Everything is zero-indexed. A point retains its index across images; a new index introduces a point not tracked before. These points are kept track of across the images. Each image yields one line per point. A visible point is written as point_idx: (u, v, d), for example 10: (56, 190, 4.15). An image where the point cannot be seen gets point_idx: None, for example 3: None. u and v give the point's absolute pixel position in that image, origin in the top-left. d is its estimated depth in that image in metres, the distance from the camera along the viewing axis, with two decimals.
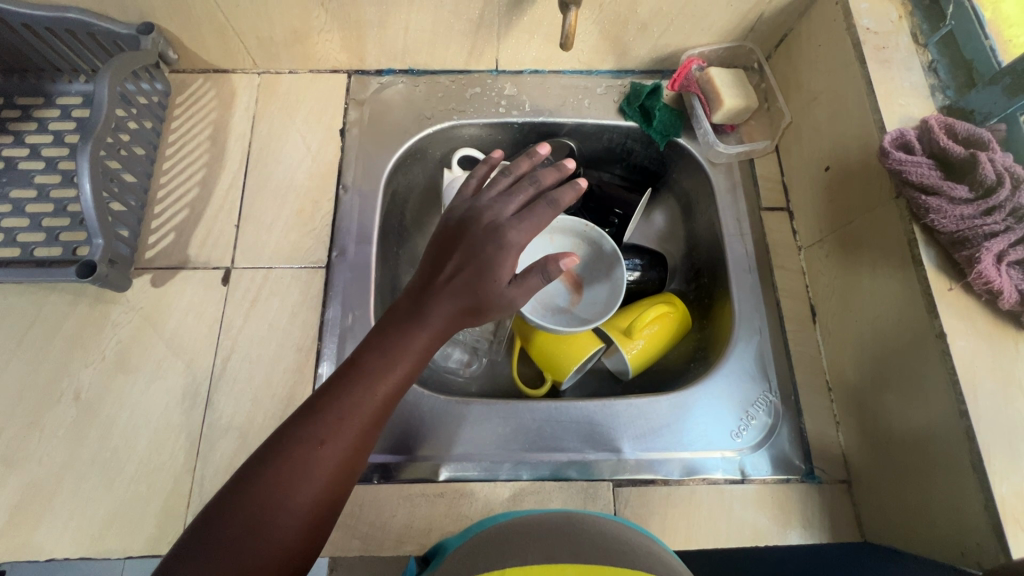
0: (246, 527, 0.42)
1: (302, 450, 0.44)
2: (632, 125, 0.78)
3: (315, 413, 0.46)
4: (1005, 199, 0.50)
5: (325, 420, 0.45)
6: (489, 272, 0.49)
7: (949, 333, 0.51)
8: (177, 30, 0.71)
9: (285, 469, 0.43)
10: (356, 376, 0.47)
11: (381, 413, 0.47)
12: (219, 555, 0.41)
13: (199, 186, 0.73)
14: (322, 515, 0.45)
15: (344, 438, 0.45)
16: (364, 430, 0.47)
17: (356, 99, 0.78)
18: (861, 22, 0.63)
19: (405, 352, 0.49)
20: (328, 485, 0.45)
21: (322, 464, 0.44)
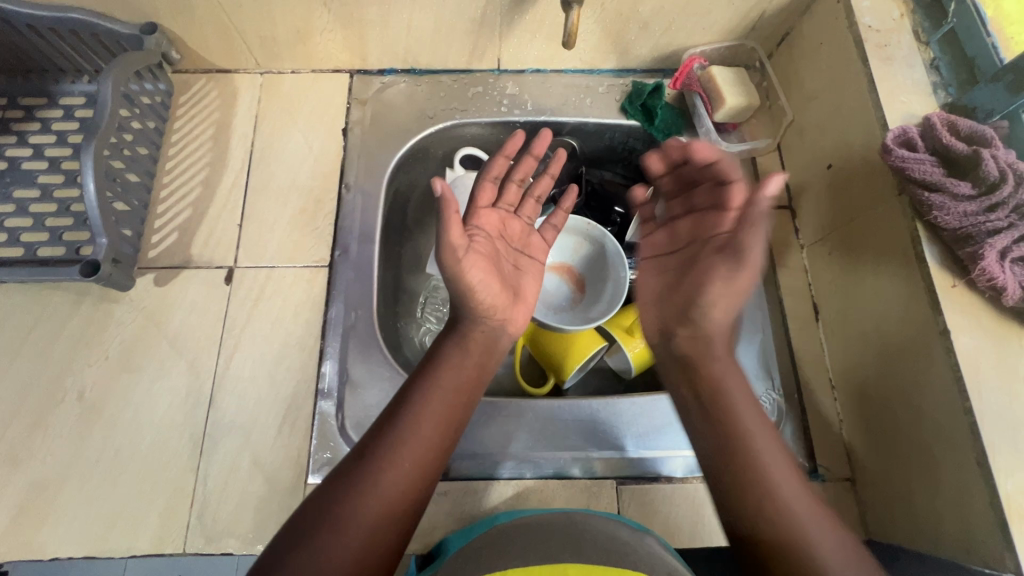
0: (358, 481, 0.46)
1: (360, 479, 0.46)
2: (634, 124, 0.78)
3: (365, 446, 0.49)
4: (1008, 195, 0.50)
5: (379, 449, 0.48)
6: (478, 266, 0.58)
7: (952, 329, 0.51)
8: (180, 31, 0.71)
9: (343, 499, 0.45)
10: (426, 378, 0.53)
11: (434, 442, 0.50)
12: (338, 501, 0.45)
13: (201, 186, 0.73)
14: (386, 547, 0.45)
15: (402, 464, 0.47)
16: (417, 457, 0.48)
17: (357, 99, 0.78)
18: (863, 20, 0.63)
19: (441, 380, 0.53)
20: (388, 512, 0.45)
21: (380, 490, 0.46)
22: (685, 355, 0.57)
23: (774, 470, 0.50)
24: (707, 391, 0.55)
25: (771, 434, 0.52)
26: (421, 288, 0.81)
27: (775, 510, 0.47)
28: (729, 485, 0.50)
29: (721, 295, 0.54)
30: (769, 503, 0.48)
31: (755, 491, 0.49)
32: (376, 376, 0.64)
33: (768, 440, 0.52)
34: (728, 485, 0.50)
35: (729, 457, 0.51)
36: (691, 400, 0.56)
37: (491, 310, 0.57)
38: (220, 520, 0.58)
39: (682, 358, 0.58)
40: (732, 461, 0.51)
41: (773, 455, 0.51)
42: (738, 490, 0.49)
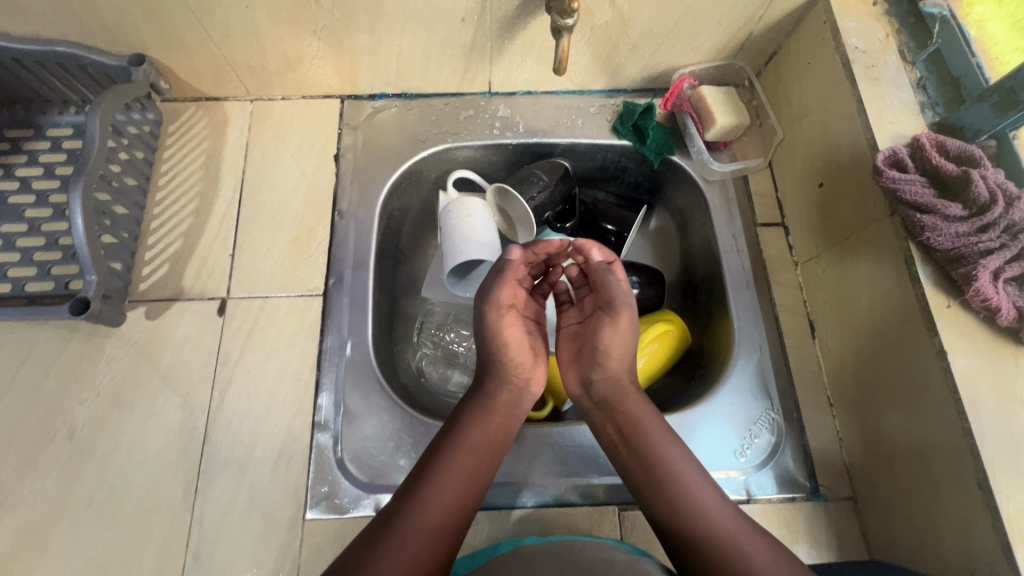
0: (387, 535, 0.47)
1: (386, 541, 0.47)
2: (625, 144, 0.78)
3: (386, 513, 0.49)
4: (999, 216, 0.50)
5: (401, 514, 0.48)
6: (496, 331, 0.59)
7: (949, 350, 0.51)
8: (169, 62, 0.71)
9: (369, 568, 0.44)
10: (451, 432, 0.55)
11: (456, 504, 0.50)
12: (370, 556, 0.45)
13: (193, 216, 0.72)
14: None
15: (425, 528, 0.48)
16: (440, 522, 0.49)
17: (349, 124, 0.78)
18: (849, 41, 0.63)
19: (464, 442, 0.54)
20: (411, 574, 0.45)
21: (405, 557, 0.46)
22: (604, 397, 0.59)
23: (695, 490, 0.52)
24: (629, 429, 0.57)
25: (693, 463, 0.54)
26: (417, 313, 0.81)
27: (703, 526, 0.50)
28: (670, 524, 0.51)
29: (614, 337, 0.59)
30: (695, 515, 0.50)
31: (694, 523, 0.50)
32: (374, 407, 0.64)
33: (693, 470, 0.54)
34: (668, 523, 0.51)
35: (663, 498, 0.52)
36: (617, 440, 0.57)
37: (515, 366, 0.59)
38: (216, 560, 0.57)
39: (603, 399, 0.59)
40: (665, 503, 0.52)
41: (696, 478, 0.53)
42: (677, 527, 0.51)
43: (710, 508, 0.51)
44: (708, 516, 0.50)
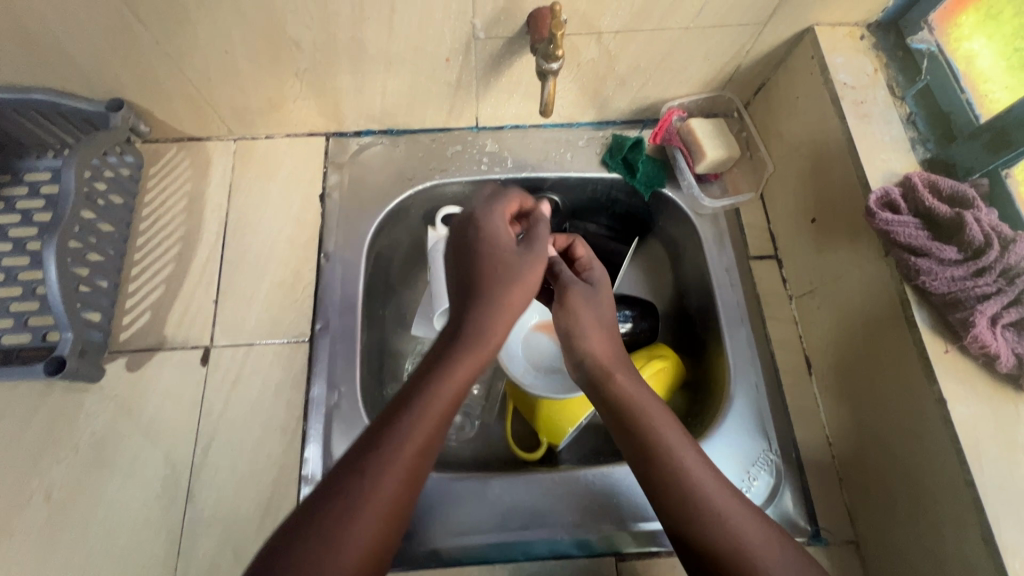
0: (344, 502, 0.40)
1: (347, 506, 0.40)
2: (615, 177, 0.77)
3: (339, 481, 0.41)
4: (994, 260, 0.49)
5: (356, 483, 0.41)
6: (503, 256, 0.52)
7: (948, 398, 0.50)
8: (149, 105, 0.69)
9: (313, 557, 0.38)
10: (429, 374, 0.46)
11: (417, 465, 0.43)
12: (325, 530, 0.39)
13: (175, 261, 0.71)
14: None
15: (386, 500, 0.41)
16: (402, 489, 0.42)
17: (334, 163, 0.77)
18: (838, 76, 0.63)
19: (444, 394, 0.45)
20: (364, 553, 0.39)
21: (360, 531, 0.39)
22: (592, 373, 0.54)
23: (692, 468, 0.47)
24: (625, 411, 0.51)
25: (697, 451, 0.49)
26: (407, 350, 0.79)
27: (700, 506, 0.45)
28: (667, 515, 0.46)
29: (592, 319, 0.55)
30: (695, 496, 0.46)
31: (698, 521, 0.44)
32: None
33: (696, 456, 0.48)
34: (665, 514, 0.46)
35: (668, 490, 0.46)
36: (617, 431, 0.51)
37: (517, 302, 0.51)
38: None
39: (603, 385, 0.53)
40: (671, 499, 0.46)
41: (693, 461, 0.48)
42: (677, 521, 0.45)
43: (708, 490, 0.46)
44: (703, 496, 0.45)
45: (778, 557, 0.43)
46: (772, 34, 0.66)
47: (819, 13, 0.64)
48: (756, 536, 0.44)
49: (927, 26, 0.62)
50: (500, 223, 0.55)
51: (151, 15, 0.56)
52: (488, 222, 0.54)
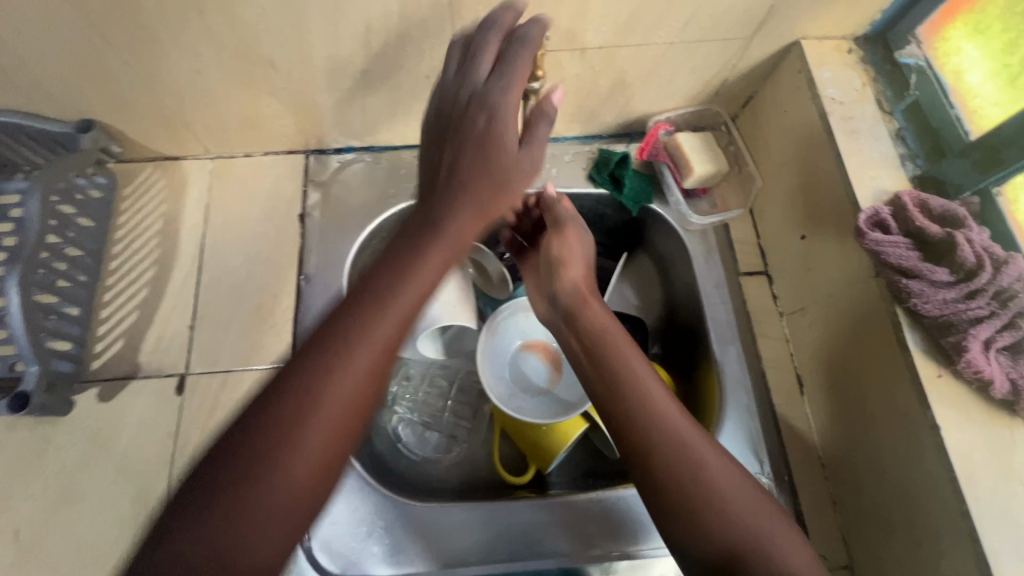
0: (294, 400, 0.39)
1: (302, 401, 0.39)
2: (602, 193, 0.75)
3: (291, 376, 0.40)
4: (987, 282, 0.48)
5: (331, 353, 0.41)
6: (498, 142, 0.49)
7: (942, 425, 0.49)
8: (120, 125, 0.67)
9: (260, 463, 0.37)
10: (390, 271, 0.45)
11: (375, 364, 0.42)
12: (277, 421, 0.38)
13: (150, 285, 0.69)
14: (320, 494, 0.40)
15: (363, 372, 0.41)
16: (361, 385, 0.41)
17: (314, 181, 0.75)
18: (826, 92, 0.62)
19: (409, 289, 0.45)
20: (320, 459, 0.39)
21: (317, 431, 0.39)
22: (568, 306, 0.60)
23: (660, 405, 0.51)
24: (590, 337, 0.57)
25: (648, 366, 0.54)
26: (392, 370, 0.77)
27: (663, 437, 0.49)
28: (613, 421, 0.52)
29: (569, 253, 0.63)
30: (659, 429, 0.49)
31: (643, 424, 0.50)
32: (343, 489, 0.61)
33: (658, 390, 0.52)
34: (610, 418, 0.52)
35: (618, 399, 0.52)
36: (580, 349, 0.58)
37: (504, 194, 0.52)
38: None
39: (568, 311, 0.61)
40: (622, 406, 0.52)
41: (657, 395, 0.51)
42: (624, 427, 0.51)
43: (670, 420, 0.50)
44: (663, 427, 0.49)
45: (731, 484, 0.47)
46: (759, 47, 0.64)
47: (807, 26, 0.62)
48: (716, 469, 0.48)
49: (914, 40, 0.61)
50: (513, 96, 0.48)
51: (118, 36, 0.54)
52: (497, 99, 0.47)
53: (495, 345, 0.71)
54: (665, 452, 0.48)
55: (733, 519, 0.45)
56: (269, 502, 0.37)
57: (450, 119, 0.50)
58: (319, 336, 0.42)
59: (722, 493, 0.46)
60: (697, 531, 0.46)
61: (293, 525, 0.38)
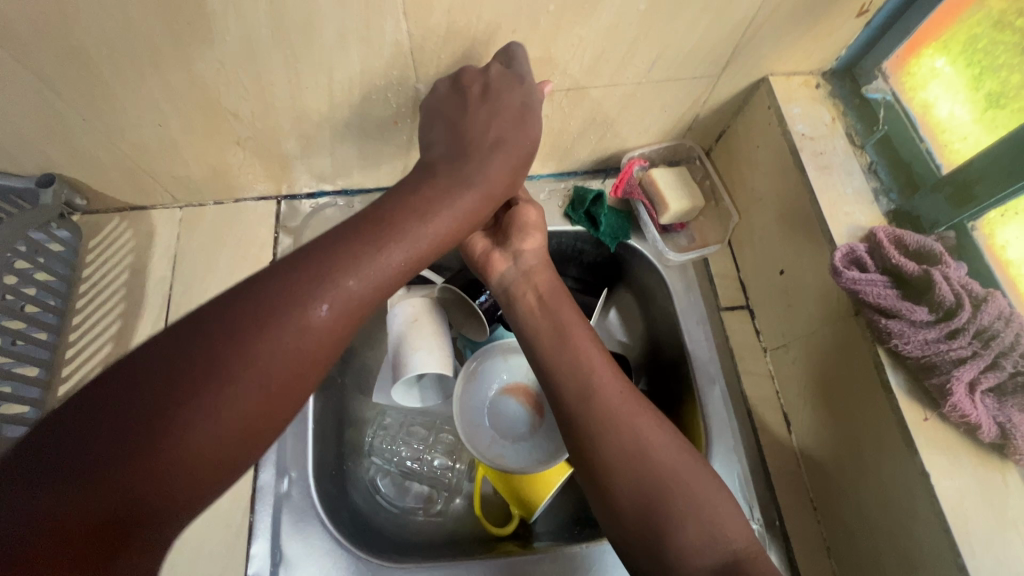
0: (261, 315, 0.37)
1: (272, 325, 0.37)
2: (579, 230, 0.74)
3: (265, 293, 0.38)
4: (968, 321, 0.47)
5: (288, 303, 0.38)
6: (520, 115, 0.54)
7: (932, 472, 0.47)
8: (84, 179, 0.66)
9: (201, 374, 0.34)
10: (389, 222, 0.45)
11: (352, 314, 0.41)
12: (229, 342, 0.35)
13: (113, 341, 0.66)
14: (249, 445, 0.36)
15: (337, 304, 0.39)
16: (329, 330, 0.39)
17: (286, 228, 0.74)
18: (796, 127, 0.62)
19: (399, 247, 0.44)
20: (256, 399, 0.36)
21: (269, 364, 0.36)
22: (530, 266, 0.63)
23: (610, 397, 0.52)
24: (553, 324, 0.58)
25: (591, 336, 0.57)
26: (368, 417, 0.74)
27: (614, 430, 0.50)
28: (556, 392, 0.54)
29: (529, 220, 0.64)
30: (609, 422, 0.50)
31: (582, 410, 0.52)
32: (315, 552, 0.59)
33: (612, 382, 0.53)
34: (548, 373, 0.55)
35: (559, 357, 0.55)
36: (534, 302, 0.61)
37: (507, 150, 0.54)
38: None
39: (524, 270, 0.63)
40: (561, 362, 0.55)
41: (612, 389, 0.53)
42: (565, 389, 0.53)
43: (621, 415, 0.51)
44: (614, 424, 0.50)
45: (677, 470, 0.48)
46: (728, 84, 0.64)
47: (773, 63, 0.62)
48: (663, 455, 0.49)
49: (882, 74, 0.61)
50: (533, 87, 0.55)
51: (75, 94, 0.53)
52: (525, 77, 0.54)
53: (474, 394, 0.69)
54: (612, 445, 0.49)
55: (660, 478, 0.48)
56: (189, 448, 0.33)
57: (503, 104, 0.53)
58: (285, 272, 0.39)
59: (666, 478, 0.48)
60: (625, 489, 0.48)
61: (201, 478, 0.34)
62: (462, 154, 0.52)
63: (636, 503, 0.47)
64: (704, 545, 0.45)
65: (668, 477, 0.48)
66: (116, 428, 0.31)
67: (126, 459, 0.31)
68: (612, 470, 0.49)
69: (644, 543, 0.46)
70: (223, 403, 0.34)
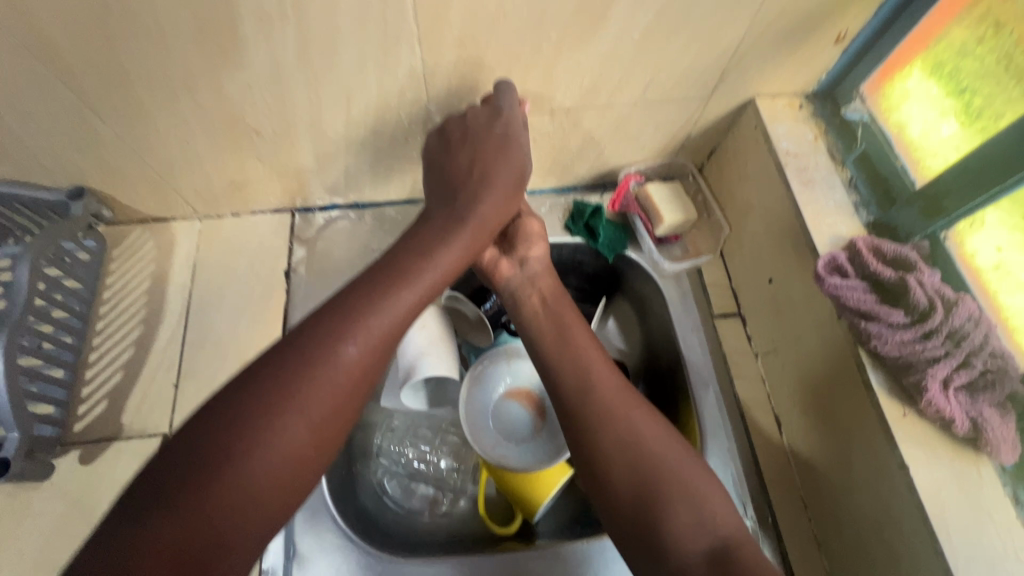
0: (301, 361, 0.45)
1: (312, 368, 0.45)
2: (578, 242, 0.78)
3: (302, 343, 0.46)
4: (940, 323, 0.50)
5: (321, 347, 0.46)
6: (504, 148, 0.60)
7: (910, 464, 0.50)
8: (111, 192, 0.69)
9: (260, 414, 0.42)
10: (394, 269, 0.54)
11: (378, 349, 0.49)
12: (278, 385, 0.44)
13: (135, 345, 0.70)
14: (308, 468, 0.44)
15: (361, 343, 0.48)
16: (360, 364, 0.47)
17: (300, 239, 0.77)
18: (781, 144, 0.66)
19: (411, 289, 0.53)
20: (310, 428, 0.44)
21: (315, 400, 0.44)
22: (535, 272, 0.67)
23: (609, 394, 0.55)
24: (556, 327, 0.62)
25: (591, 337, 0.61)
26: (376, 421, 0.76)
27: (611, 425, 0.53)
28: (557, 388, 0.57)
29: (533, 232, 0.68)
30: (607, 418, 0.54)
31: (583, 406, 0.55)
32: (326, 547, 0.61)
33: (610, 380, 0.57)
34: (550, 369, 0.59)
35: (560, 355, 0.59)
36: (538, 304, 0.64)
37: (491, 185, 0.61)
38: None
39: (530, 275, 0.66)
40: (562, 361, 0.59)
41: (612, 387, 0.56)
42: (566, 385, 0.57)
43: (618, 411, 0.54)
44: (611, 419, 0.54)
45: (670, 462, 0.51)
46: (718, 104, 0.69)
47: (759, 85, 0.67)
48: (658, 449, 0.52)
49: (860, 96, 0.66)
50: (513, 114, 0.60)
51: (111, 113, 0.57)
52: (505, 109, 0.60)
53: (477, 398, 0.72)
54: (609, 439, 0.53)
55: (655, 469, 0.51)
56: (261, 475, 0.41)
57: (482, 138, 0.60)
58: (314, 325, 0.48)
59: (661, 468, 0.51)
60: (621, 478, 0.51)
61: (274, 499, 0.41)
62: (451, 196, 0.61)
63: (631, 493, 0.50)
64: (694, 530, 0.48)
65: (662, 467, 0.51)
66: (199, 465, 0.39)
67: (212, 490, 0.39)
68: (609, 460, 0.52)
69: (636, 528, 0.49)
70: (282, 437, 0.42)
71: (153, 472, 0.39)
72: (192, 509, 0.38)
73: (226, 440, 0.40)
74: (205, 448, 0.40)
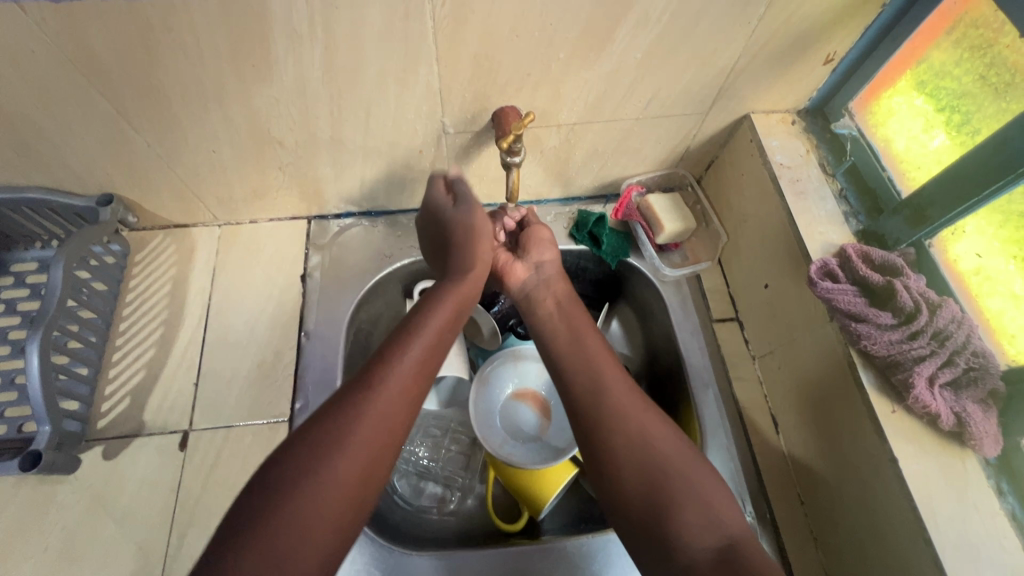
0: (344, 408, 0.50)
1: (354, 414, 0.50)
2: (583, 249, 0.81)
3: (345, 393, 0.52)
4: (925, 324, 0.54)
5: (362, 395, 0.51)
6: (441, 216, 0.67)
7: (900, 457, 0.53)
8: (137, 198, 0.73)
9: (313, 459, 0.46)
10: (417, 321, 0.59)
11: (410, 394, 0.54)
12: (325, 432, 0.48)
13: (156, 345, 0.72)
14: (358, 505, 0.48)
15: (396, 389, 0.52)
16: (397, 408, 0.52)
17: (316, 244, 0.80)
18: (775, 158, 0.70)
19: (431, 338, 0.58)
20: (359, 469, 0.48)
21: (359, 442, 0.49)
22: (550, 275, 0.70)
23: (617, 393, 0.58)
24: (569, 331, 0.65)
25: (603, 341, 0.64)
26: None
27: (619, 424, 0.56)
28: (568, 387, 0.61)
29: (541, 239, 0.71)
30: (613, 413, 0.57)
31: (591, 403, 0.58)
32: None
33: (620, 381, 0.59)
34: (563, 371, 0.62)
35: (573, 357, 0.62)
36: (553, 307, 0.68)
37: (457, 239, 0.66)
38: None
39: (545, 278, 0.70)
40: (573, 360, 0.62)
41: (619, 387, 0.59)
42: (579, 388, 0.60)
43: (625, 410, 0.57)
44: (623, 416, 0.56)
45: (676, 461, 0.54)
46: (716, 120, 0.73)
47: (754, 102, 0.71)
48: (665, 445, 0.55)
49: (848, 113, 0.70)
50: (439, 192, 0.67)
51: (145, 124, 0.60)
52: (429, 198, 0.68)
53: (486, 399, 0.74)
54: (618, 437, 0.55)
55: (663, 462, 0.54)
56: (319, 515, 0.45)
57: (428, 224, 0.70)
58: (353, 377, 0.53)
59: (670, 468, 0.53)
60: (630, 475, 0.53)
61: (332, 537, 0.45)
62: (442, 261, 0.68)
63: (640, 485, 0.53)
64: (701, 526, 0.50)
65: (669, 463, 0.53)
66: (265, 508, 0.44)
67: (278, 529, 0.43)
68: (617, 454, 0.55)
69: (646, 522, 0.51)
70: (334, 478, 0.46)
71: (226, 519, 0.44)
72: (260, 552, 0.41)
73: (287, 485, 0.45)
74: (269, 493, 0.44)
